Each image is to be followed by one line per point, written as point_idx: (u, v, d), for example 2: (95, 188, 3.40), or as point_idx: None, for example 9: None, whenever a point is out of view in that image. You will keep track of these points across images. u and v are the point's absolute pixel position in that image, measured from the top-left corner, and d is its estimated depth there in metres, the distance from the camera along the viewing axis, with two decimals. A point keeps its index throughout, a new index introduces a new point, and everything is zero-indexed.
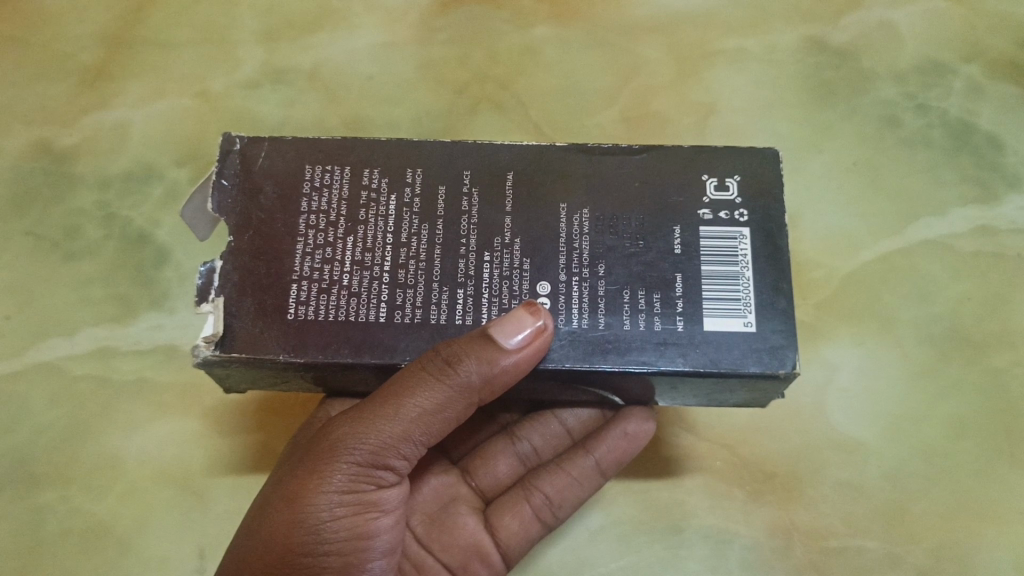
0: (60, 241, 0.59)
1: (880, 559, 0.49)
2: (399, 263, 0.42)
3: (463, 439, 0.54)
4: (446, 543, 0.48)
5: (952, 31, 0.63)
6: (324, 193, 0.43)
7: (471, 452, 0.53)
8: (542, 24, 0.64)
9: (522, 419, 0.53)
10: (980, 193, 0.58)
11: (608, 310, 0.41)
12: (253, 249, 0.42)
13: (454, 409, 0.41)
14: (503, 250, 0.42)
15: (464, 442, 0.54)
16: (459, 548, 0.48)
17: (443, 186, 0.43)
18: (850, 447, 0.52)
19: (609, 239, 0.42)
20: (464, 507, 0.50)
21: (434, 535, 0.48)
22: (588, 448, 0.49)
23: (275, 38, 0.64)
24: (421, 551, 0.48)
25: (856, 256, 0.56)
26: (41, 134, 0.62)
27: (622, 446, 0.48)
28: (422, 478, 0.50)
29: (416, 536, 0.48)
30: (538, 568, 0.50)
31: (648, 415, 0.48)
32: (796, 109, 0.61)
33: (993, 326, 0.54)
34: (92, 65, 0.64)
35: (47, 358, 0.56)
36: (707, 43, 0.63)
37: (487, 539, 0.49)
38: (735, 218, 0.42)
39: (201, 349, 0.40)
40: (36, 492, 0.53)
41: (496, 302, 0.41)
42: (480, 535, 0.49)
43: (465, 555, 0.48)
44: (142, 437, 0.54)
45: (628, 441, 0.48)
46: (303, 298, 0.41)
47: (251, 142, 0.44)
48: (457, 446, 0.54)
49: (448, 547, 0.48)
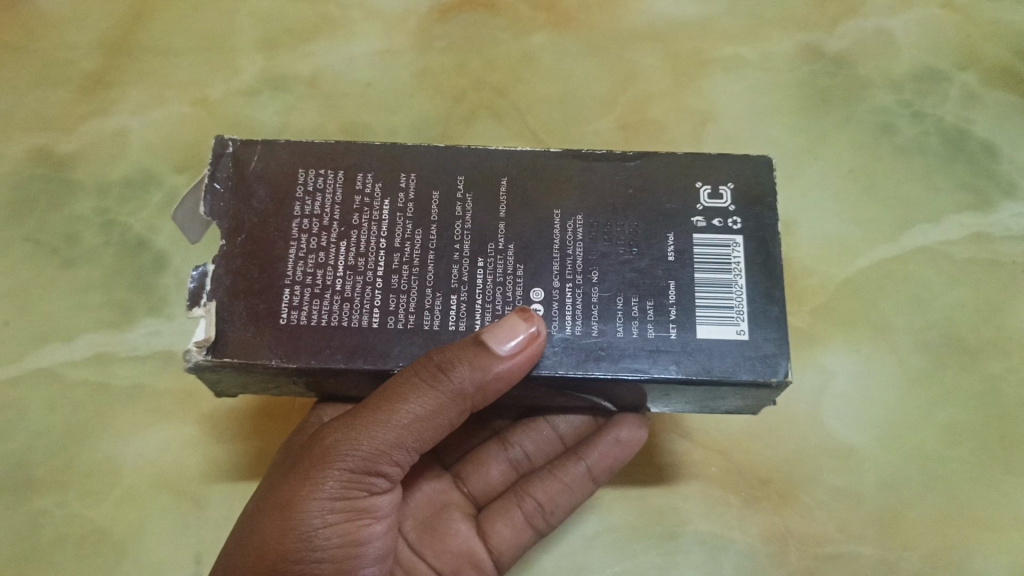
0: (60, 247, 0.59)
1: (875, 565, 0.50)
2: (392, 268, 0.42)
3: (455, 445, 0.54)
4: (439, 549, 0.48)
5: (948, 38, 0.63)
6: (317, 197, 0.43)
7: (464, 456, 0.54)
8: (539, 31, 0.64)
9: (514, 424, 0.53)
10: (974, 200, 0.58)
11: (601, 317, 0.41)
12: (246, 253, 0.42)
13: (446, 415, 0.41)
14: (497, 255, 0.42)
15: (456, 449, 0.54)
16: (452, 554, 0.48)
17: (437, 191, 0.43)
18: (844, 453, 0.52)
19: (603, 245, 0.42)
20: (457, 513, 0.50)
21: (427, 541, 0.48)
22: (580, 454, 0.49)
23: (274, 45, 0.65)
24: (414, 556, 0.48)
25: (852, 262, 0.57)
26: (41, 141, 0.62)
27: (615, 452, 0.48)
28: (415, 484, 0.50)
29: (408, 542, 0.48)
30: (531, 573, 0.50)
31: (640, 423, 0.48)
32: (792, 116, 0.61)
33: (988, 332, 0.55)
34: (92, 72, 0.64)
35: (45, 363, 0.56)
36: (704, 50, 0.63)
37: (479, 545, 0.49)
38: (729, 226, 0.42)
39: (192, 354, 0.40)
40: (33, 497, 0.53)
41: (490, 308, 0.41)
42: (473, 543, 0.49)
43: (458, 561, 0.48)
44: (140, 442, 0.54)
45: (621, 447, 0.48)
46: (296, 303, 0.41)
47: (244, 145, 0.45)
48: (449, 452, 0.54)
49: (441, 553, 0.48)
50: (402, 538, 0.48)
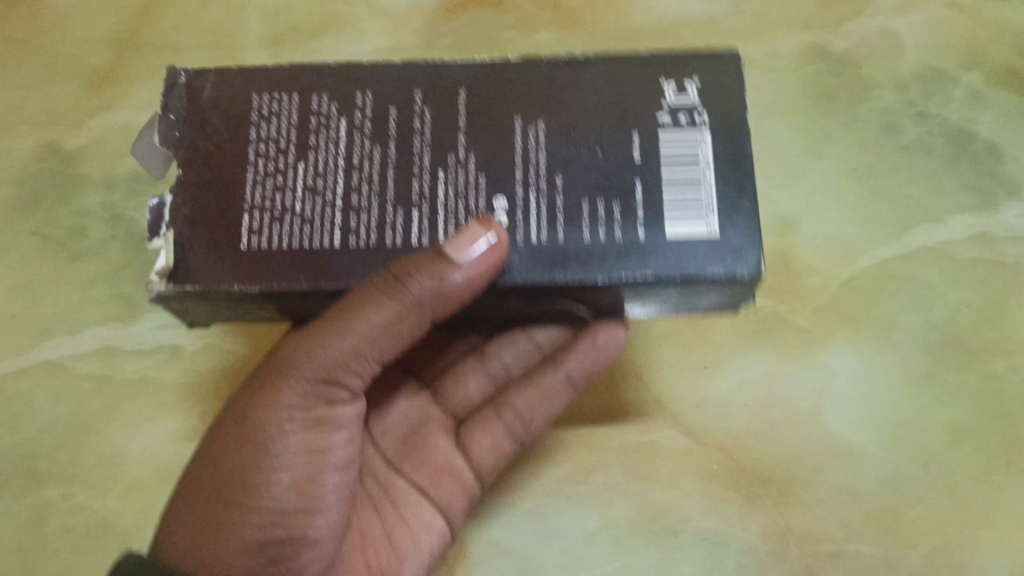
0: (67, 242, 0.60)
1: (874, 563, 0.50)
2: (352, 186, 0.44)
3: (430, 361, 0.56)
4: (417, 463, 0.51)
5: (955, 39, 0.63)
6: (274, 119, 0.45)
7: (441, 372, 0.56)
8: (545, 30, 0.65)
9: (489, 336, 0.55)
10: (979, 200, 0.58)
11: (567, 222, 0.43)
12: (203, 181, 0.44)
13: (406, 324, 0.43)
14: (456, 167, 0.44)
15: (433, 363, 0.56)
16: (430, 469, 0.51)
17: (394, 105, 0.45)
18: (847, 453, 0.52)
19: (567, 149, 0.44)
20: (437, 428, 0.53)
21: (405, 457, 0.52)
22: (558, 361, 0.52)
23: (280, 42, 0.65)
24: (390, 472, 0.51)
25: (854, 262, 0.57)
26: (48, 136, 0.63)
27: (592, 356, 0.51)
28: (391, 402, 0.54)
29: (385, 457, 0.52)
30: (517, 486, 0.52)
31: (618, 324, 0.50)
32: (797, 116, 0.61)
33: (990, 332, 0.55)
34: (98, 66, 0.64)
35: (51, 356, 0.56)
36: (711, 49, 0.63)
37: (459, 460, 0.52)
38: (692, 120, 0.44)
39: (154, 283, 0.43)
40: (38, 488, 0.53)
41: (450, 218, 0.43)
42: (455, 458, 0.52)
43: (434, 475, 0.51)
44: (145, 434, 0.54)
45: (598, 351, 0.51)
46: (256, 228, 0.43)
47: (195, 76, 0.47)
48: (425, 367, 0.56)
49: (419, 467, 0.51)
50: (378, 451, 0.52)
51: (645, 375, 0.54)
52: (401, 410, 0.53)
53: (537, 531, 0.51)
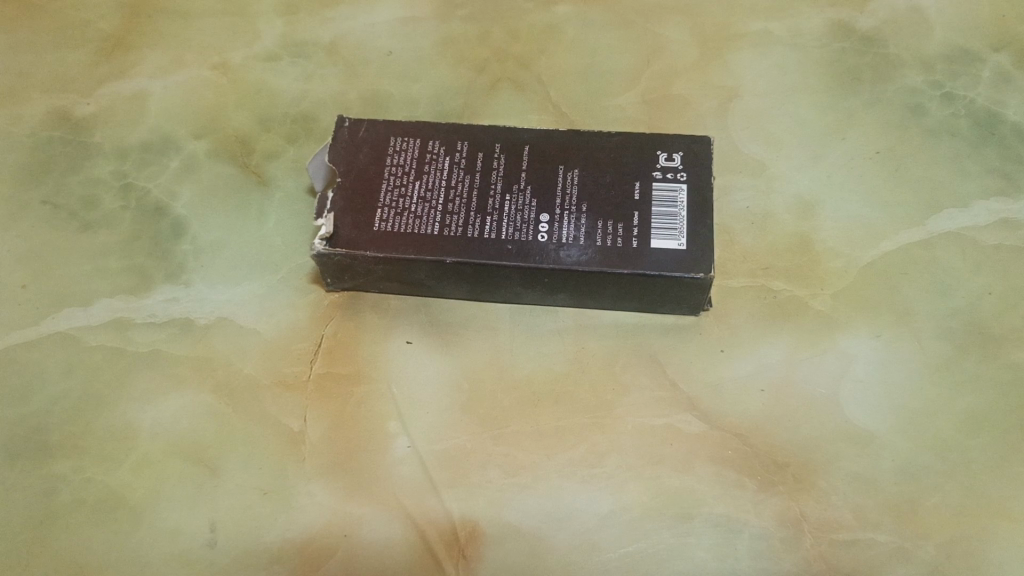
0: (79, 211, 0.59)
1: (889, 553, 0.48)
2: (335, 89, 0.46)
3: (467, 131, 0.55)
4: (440, 434, 0.52)
5: (983, 17, 0.64)
6: None
7: (474, 144, 0.55)
8: (565, 4, 0.65)
9: (520, 166, 0.54)
10: (1003, 185, 0.58)
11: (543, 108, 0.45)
12: None
13: None
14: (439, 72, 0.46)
15: (465, 141, 0.55)
16: (450, 444, 0.52)
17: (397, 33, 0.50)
18: (863, 440, 0.51)
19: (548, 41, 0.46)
20: (465, 375, 0.54)
21: (431, 425, 0.52)
22: (574, 249, 0.51)
23: (296, 11, 0.66)
24: (417, 454, 0.52)
25: (875, 245, 0.56)
26: (61, 103, 0.63)
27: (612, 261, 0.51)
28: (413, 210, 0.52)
29: (408, 420, 0.53)
30: (548, 450, 0.51)
31: (659, 253, 0.51)
32: (817, 93, 0.61)
33: (1013, 320, 0.54)
34: (115, 36, 0.65)
35: (62, 328, 0.56)
36: (729, 27, 0.64)
37: (478, 427, 0.52)
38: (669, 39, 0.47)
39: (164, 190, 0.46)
40: (49, 462, 0.52)
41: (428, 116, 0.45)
42: (478, 439, 0.52)
43: (454, 452, 0.52)
44: (158, 408, 0.53)
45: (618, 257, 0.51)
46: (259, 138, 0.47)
47: None
48: (461, 138, 0.55)
49: (439, 438, 0.52)
50: (402, 415, 0.53)
51: (661, 358, 0.54)
52: (415, 394, 0.53)
53: (551, 514, 0.50)
